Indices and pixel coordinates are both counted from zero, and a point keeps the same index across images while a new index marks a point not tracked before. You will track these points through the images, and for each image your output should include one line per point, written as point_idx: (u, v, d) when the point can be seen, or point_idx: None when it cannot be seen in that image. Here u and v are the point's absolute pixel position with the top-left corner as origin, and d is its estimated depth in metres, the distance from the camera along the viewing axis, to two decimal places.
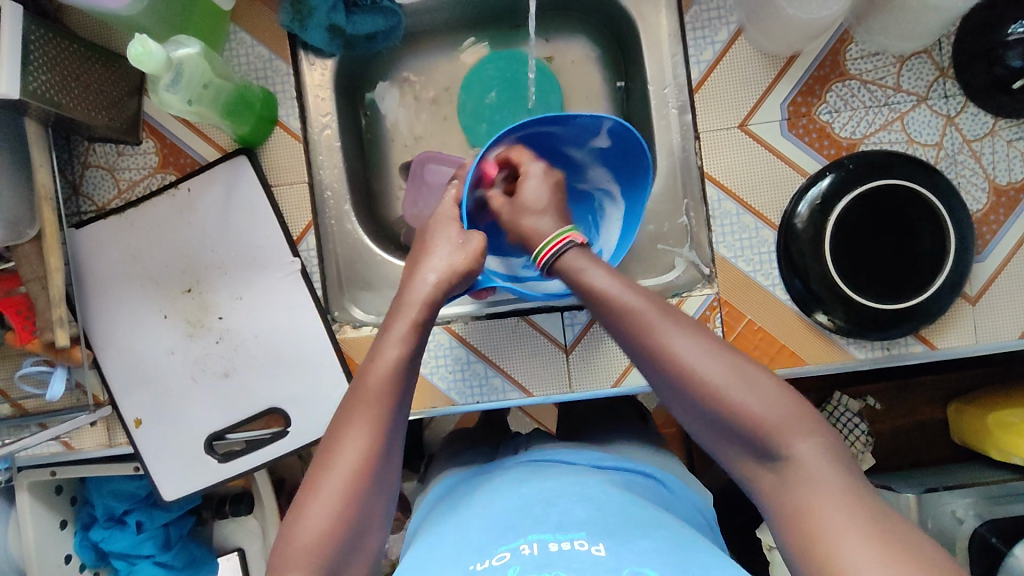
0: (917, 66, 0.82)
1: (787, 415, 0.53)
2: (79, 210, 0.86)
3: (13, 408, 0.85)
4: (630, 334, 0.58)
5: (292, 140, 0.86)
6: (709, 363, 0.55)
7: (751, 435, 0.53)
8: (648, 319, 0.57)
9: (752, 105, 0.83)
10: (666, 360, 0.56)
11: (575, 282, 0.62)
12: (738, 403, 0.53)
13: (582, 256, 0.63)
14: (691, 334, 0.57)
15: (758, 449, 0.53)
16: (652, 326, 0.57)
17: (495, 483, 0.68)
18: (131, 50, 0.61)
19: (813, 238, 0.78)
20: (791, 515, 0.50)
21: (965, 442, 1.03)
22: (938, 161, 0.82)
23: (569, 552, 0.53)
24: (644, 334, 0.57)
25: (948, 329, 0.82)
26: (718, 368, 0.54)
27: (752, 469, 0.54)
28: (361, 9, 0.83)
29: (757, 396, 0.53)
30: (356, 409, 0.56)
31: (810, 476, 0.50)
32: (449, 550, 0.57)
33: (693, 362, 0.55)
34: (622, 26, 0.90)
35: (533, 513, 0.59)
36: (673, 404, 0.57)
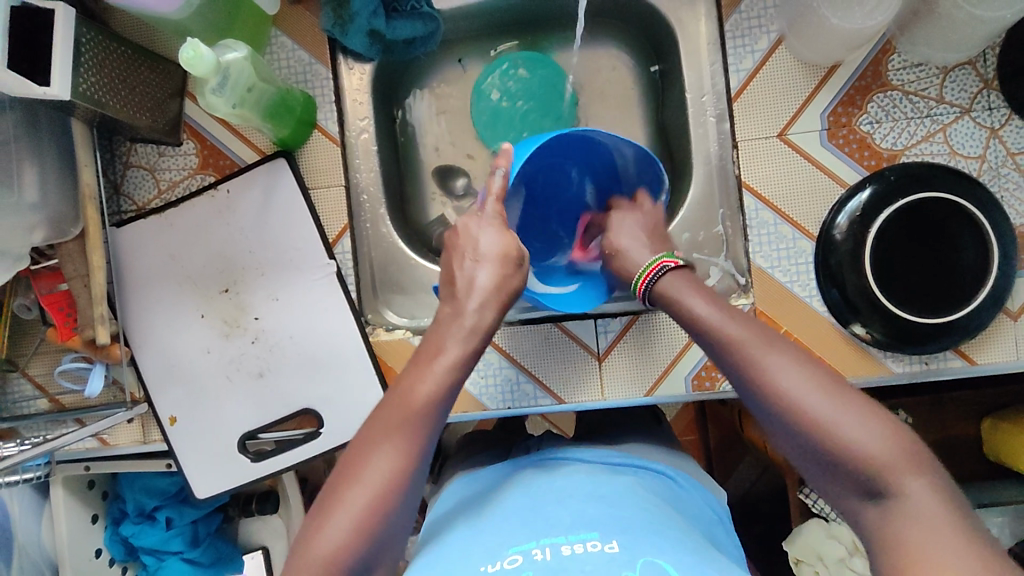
0: (961, 77, 0.81)
1: (890, 449, 0.51)
2: (120, 209, 0.87)
3: (51, 403, 0.87)
4: (732, 364, 0.59)
5: (330, 143, 0.87)
6: (808, 390, 0.54)
7: (858, 466, 0.51)
8: (752, 349, 0.58)
9: (792, 114, 0.82)
10: (769, 394, 0.55)
11: (674, 304, 0.66)
12: (845, 434, 0.52)
13: (675, 280, 0.68)
14: (793, 360, 0.57)
15: (866, 486, 0.51)
16: (757, 356, 0.57)
17: (519, 481, 0.68)
18: (182, 55, 0.62)
19: (852, 250, 0.77)
20: (890, 552, 0.49)
21: (1000, 459, 1.01)
22: (981, 173, 0.81)
23: (582, 554, 0.53)
24: (745, 362, 0.57)
25: (988, 345, 0.81)
26: (825, 403, 0.53)
27: (859, 508, 0.52)
28: (400, 14, 0.84)
29: (862, 429, 0.52)
30: (392, 416, 0.57)
31: (917, 519, 0.48)
32: (469, 549, 0.57)
33: (799, 395, 0.54)
34: (660, 34, 0.90)
35: (550, 514, 0.59)
36: (770, 426, 0.56)
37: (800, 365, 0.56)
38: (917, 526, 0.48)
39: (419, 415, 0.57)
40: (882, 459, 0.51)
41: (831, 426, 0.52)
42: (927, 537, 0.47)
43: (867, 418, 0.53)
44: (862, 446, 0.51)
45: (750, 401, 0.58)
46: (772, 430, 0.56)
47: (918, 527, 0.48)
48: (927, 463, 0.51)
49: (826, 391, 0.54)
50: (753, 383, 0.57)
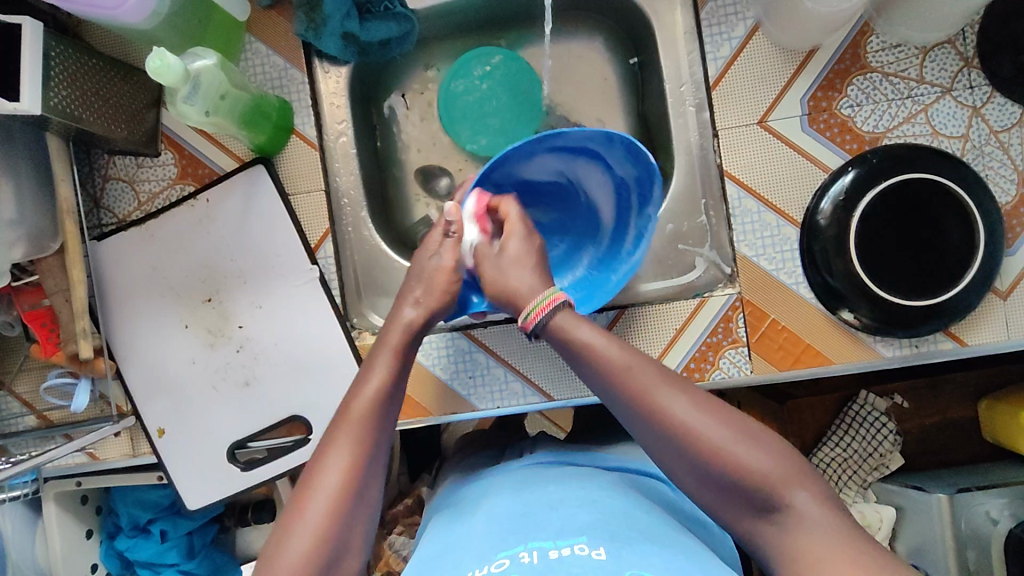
0: (941, 57, 0.80)
1: (782, 469, 0.53)
2: (101, 222, 0.87)
3: (39, 420, 0.87)
4: (622, 396, 0.57)
5: (307, 148, 0.86)
6: (706, 421, 0.54)
7: (758, 481, 0.52)
8: (646, 380, 0.56)
9: (771, 101, 0.82)
10: (666, 427, 0.54)
11: (562, 340, 0.60)
12: (743, 461, 0.53)
13: (570, 316, 0.61)
14: (684, 391, 0.56)
15: (760, 504, 0.53)
16: (647, 387, 0.56)
17: (503, 487, 0.67)
18: (149, 64, 0.62)
19: (837, 235, 0.77)
20: (789, 561, 0.51)
21: (998, 441, 1.00)
22: (964, 153, 0.80)
23: (570, 557, 0.51)
24: (638, 397, 0.56)
25: (979, 325, 0.80)
26: (715, 426, 0.54)
27: (759, 530, 0.53)
28: (374, 15, 0.84)
29: (758, 454, 0.53)
30: (348, 426, 0.57)
31: (814, 529, 0.51)
32: (451, 557, 0.56)
33: (692, 422, 0.54)
34: (637, 25, 0.90)
35: (534, 518, 0.58)
36: (660, 458, 0.56)
37: (688, 391, 0.56)
38: (813, 537, 0.50)
39: (374, 419, 0.58)
40: (777, 478, 0.53)
41: (726, 450, 0.53)
42: (825, 545, 0.49)
43: (764, 438, 0.55)
44: (760, 466, 0.53)
45: (641, 434, 0.57)
46: (661, 463, 0.56)
47: (814, 536, 0.50)
48: (808, 476, 0.54)
49: (718, 418, 0.55)
50: (647, 415, 0.55)
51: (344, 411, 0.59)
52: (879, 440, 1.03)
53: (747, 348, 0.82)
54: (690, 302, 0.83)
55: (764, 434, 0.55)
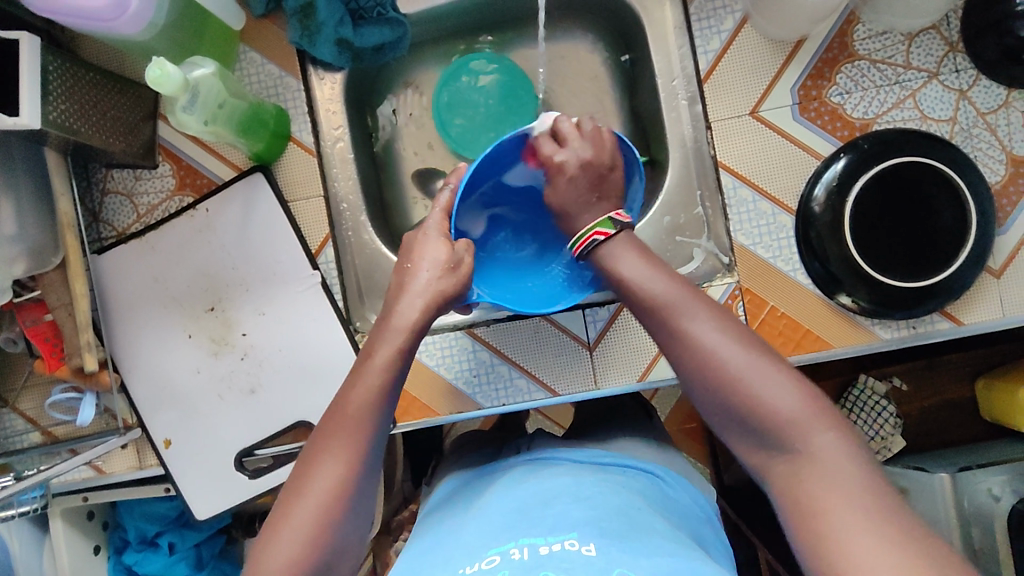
0: (926, 43, 0.82)
1: (803, 411, 0.53)
2: (100, 236, 0.87)
3: (44, 436, 0.87)
4: (656, 321, 0.61)
5: (306, 154, 0.87)
6: (732, 350, 0.57)
7: (785, 409, 0.54)
8: (676, 309, 0.60)
9: (762, 92, 0.83)
10: (691, 351, 0.58)
11: (607, 268, 0.66)
12: (762, 392, 0.54)
13: (615, 245, 0.66)
14: (716, 320, 0.59)
15: (778, 440, 0.53)
16: (676, 312, 0.60)
17: (503, 482, 0.68)
18: (149, 74, 0.62)
19: (831, 221, 0.78)
20: (799, 502, 0.51)
21: (997, 419, 1.01)
22: (953, 135, 0.81)
23: (559, 553, 0.52)
24: (669, 319, 0.60)
25: (974, 304, 0.81)
26: (740, 357, 0.56)
27: (770, 465, 0.54)
28: (367, 21, 0.86)
29: (782, 392, 0.54)
30: (339, 431, 0.57)
31: (827, 472, 0.51)
32: (444, 553, 0.57)
33: (718, 349, 0.57)
34: (627, 22, 0.91)
35: (528, 516, 0.59)
36: (691, 390, 0.59)
37: (719, 320, 0.59)
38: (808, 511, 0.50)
39: (364, 424, 0.57)
40: (798, 418, 0.53)
41: (746, 382, 0.55)
42: (829, 489, 0.50)
43: (786, 378, 0.55)
44: (780, 405, 0.54)
45: (672, 360, 0.61)
46: (690, 389, 0.59)
47: (825, 487, 0.50)
48: (833, 419, 0.54)
49: (746, 351, 0.57)
50: (678, 342, 0.59)
51: (331, 413, 0.59)
52: (878, 425, 1.04)
53: None
54: None
55: (789, 379, 0.55)
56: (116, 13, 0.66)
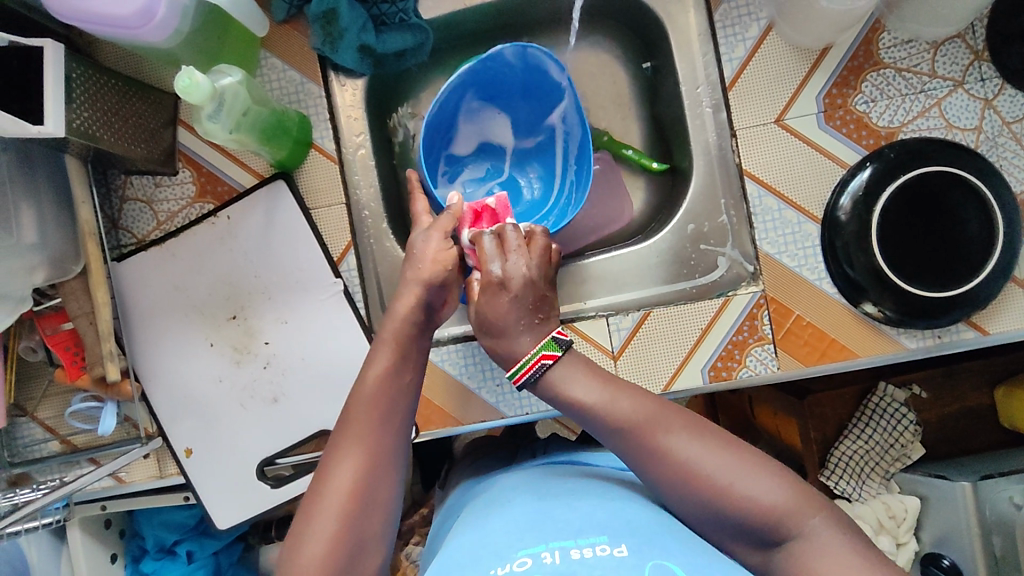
0: (952, 51, 0.81)
1: (795, 501, 0.55)
2: (119, 243, 0.86)
3: (63, 445, 0.86)
4: (630, 448, 0.60)
5: (328, 161, 0.86)
6: (712, 462, 0.57)
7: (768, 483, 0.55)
8: (650, 428, 0.59)
9: (787, 100, 0.83)
10: (672, 470, 0.57)
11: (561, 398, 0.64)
12: (754, 493, 0.55)
13: (568, 364, 0.65)
14: (688, 433, 0.59)
15: (779, 523, 0.54)
16: (646, 433, 0.59)
17: (521, 483, 0.69)
18: (178, 83, 0.61)
19: (857, 230, 0.78)
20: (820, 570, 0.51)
21: (1016, 427, 1.01)
22: (978, 144, 0.81)
23: (591, 558, 0.51)
24: (645, 443, 0.59)
25: (999, 313, 0.81)
26: (721, 464, 0.56)
27: (770, 559, 0.56)
28: (389, 27, 0.86)
29: (769, 486, 0.55)
30: (360, 428, 0.60)
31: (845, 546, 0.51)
32: (476, 549, 0.57)
33: (696, 462, 0.57)
34: (649, 28, 0.90)
35: (552, 519, 0.58)
36: (675, 502, 0.58)
37: (689, 431, 0.59)
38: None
39: (380, 421, 0.61)
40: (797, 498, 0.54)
41: (737, 488, 0.55)
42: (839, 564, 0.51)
43: (774, 472, 0.56)
44: (768, 498, 0.55)
45: (651, 480, 0.59)
46: (675, 503, 0.58)
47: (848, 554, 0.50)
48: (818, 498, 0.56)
49: (724, 454, 0.57)
50: (654, 462, 0.58)
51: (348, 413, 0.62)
52: (899, 430, 1.04)
53: (773, 344, 0.83)
54: (715, 301, 0.84)
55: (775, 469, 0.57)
56: (141, 20, 0.65)
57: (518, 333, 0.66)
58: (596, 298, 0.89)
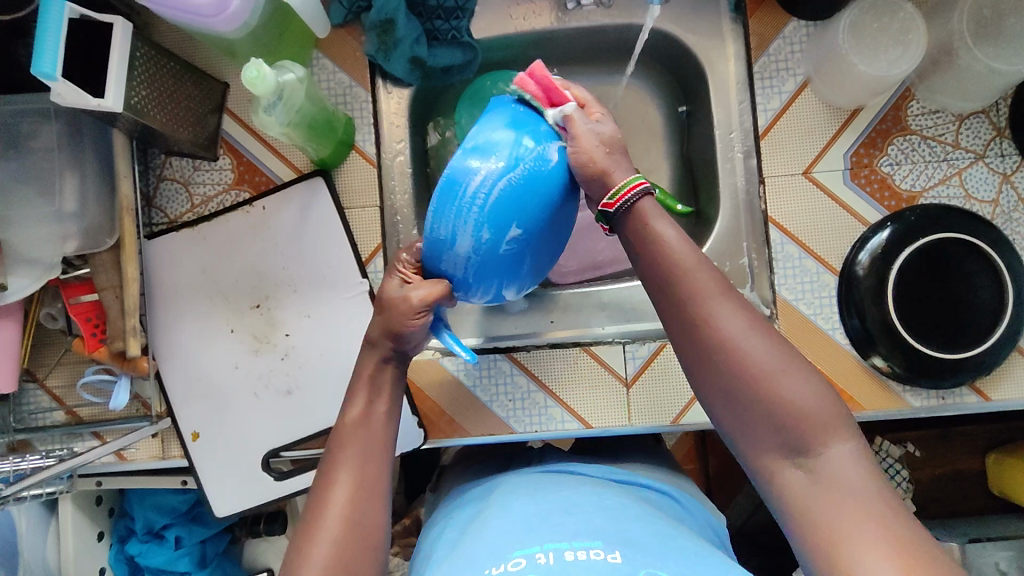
0: (975, 126, 0.85)
1: (827, 415, 0.53)
2: (151, 221, 0.87)
3: (68, 416, 0.86)
4: (675, 303, 0.57)
5: (367, 165, 0.88)
6: (759, 347, 0.54)
7: (789, 426, 0.53)
8: (702, 290, 0.56)
9: (816, 154, 0.86)
10: (711, 335, 0.55)
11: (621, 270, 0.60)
12: (785, 393, 0.53)
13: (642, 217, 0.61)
14: (739, 309, 0.56)
15: (793, 443, 0.53)
16: (699, 292, 0.56)
17: (520, 486, 0.72)
18: (246, 74, 0.64)
19: (875, 286, 0.81)
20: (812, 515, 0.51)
21: (1004, 494, 1.04)
22: (994, 217, 0.84)
23: (587, 560, 0.55)
24: (692, 299, 0.56)
25: (1002, 381, 0.84)
26: (766, 355, 0.54)
27: (780, 470, 0.54)
28: (441, 43, 0.88)
29: (802, 390, 0.53)
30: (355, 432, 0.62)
31: (843, 483, 0.51)
32: (470, 554, 0.59)
33: (737, 338, 0.54)
34: (690, 71, 0.94)
35: (548, 522, 0.61)
36: (699, 371, 0.56)
37: (744, 309, 0.55)
38: (839, 491, 0.51)
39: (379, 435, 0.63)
40: (815, 418, 0.53)
41: (773, 381, 0.53)
42: None
43: (815, 380, 0.54)
44: (799, 399, 0.53)
45: (683, 340, 0.57)
46: (703, 372, 0.56)
47: None
48: None
49: (769, 340, 0.55)
50: (694, 321, 0.56)
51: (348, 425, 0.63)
52: (892, 487, 1.06)
53: None
54: None
55: (817, 378, 0.55)
56: (216, 11, 0.67)
57: (612, 165, 0.61)
58: (613, 324, 0.90)
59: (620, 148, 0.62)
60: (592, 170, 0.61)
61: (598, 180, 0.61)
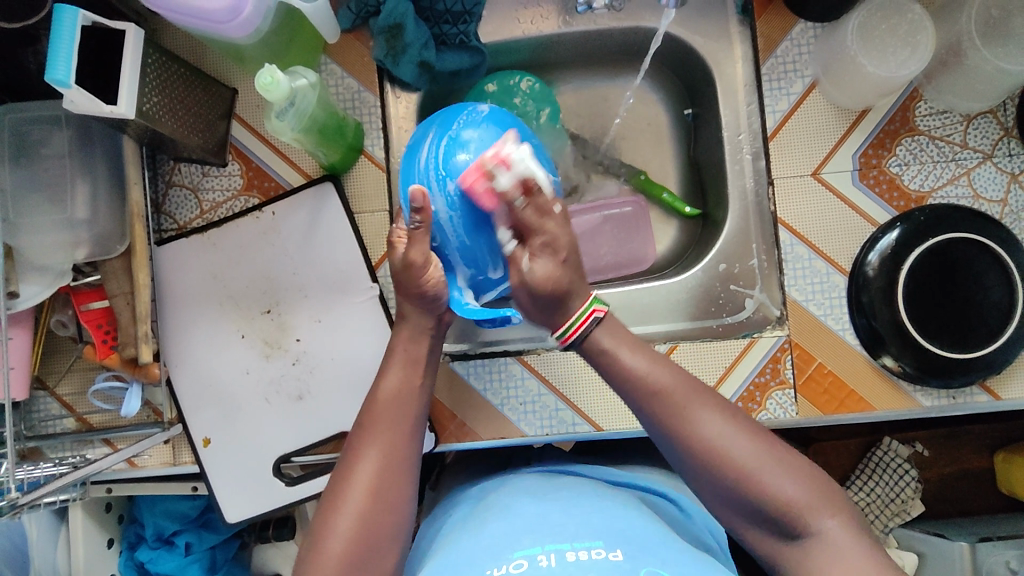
0: (983, 125, 0.85)
1: (813, 496, 0.58)
2: (161, 227, 0.87)
3: (78, 423, 0.86)
4: (661, 417, 0.62)
5: (376, 170, 0.88)
6: (738, 443, 0.60)
7: (780, 514, 0.58)
8: (680, 399, 0.62)
9: (825, 154, 0.86)
10: (694, 444, 0.60)
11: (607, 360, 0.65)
12: (771, 486, 0.58)
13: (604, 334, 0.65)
14: (717, 412, 0.62)
15: (785, 529, 0.58)
16: (679, 404, 0.62)
17: (521, 487, 0.72)
18: (260, 80, 0.64)
19: (884, 286, 0.81)
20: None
21: (1014, 492, 1.04)
22: (1003, 216, 0.85)
23: (588, 559, 0.55)
24: (674, 415, 0.61)
25: (1013, 380, 0.84)
26: (749, 452, 0.59)
27: (774, 550, 0.60)
28: (449, 47, 0.88)
29: (783, 480, 0.58)
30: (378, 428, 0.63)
31: (835, 551, 0.56)
32: (476, 552, 0.59)
33: (720, 441, 0.60)
34: (697, 74, 0.94)
35: (547, 524, 0.62)
36: (689, 473, 0.61)
37: (720, 409, 0.61)
38: (835, 560, 0.55)
39: (399, 425, 0.63)
40: (800, 505, 0.57)
41: (758, 476, 0.58)
42: None
43: (797, 467, 0.59)
44: (783, 492, 0.58)
45: (672, 447, 0.62)
46: (693, 477, 0.61)
47: None
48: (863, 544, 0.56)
49: (747, 436, 0.60)
50: (678, 430, 0.61)
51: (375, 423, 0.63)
52: (900, 487, 1.06)
53: (794, 389, 0.85)
54: (740, 341, 0.86)
55: (796, 462, 0.60)
56: (229, 17, 0.68)
57: (574, 290, 0.65)
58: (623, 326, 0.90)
59: (574, 270, 0.65)
60: (550, 289, 0.64)
61: (556, 306, 0.64)
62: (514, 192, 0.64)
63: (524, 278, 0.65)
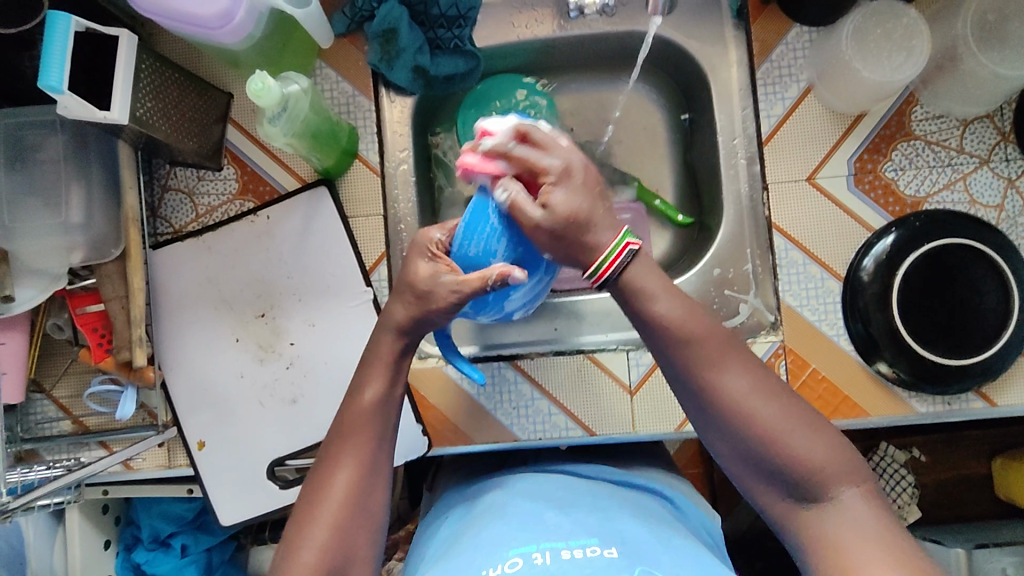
0: (980, 130, 0.85)
1: (834, 464, 0.57)
2: (156, 231, 0.87)
3: (74, 426, 0.87)
4: (686, 370, 0.61)
5: (370, 174, 0.88)
6: (764, 403, 0.58)
7: (800, 478, 0.57)
8: (708, 351, 0.60)
9: (820, 159, 0.86)
10: (719, 397, 0.59)
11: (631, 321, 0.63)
12: (793, 447, 0.57)
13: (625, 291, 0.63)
14: (745, 370, 0.60)
15: (802, 494, 0.57)
16: (708, 358, 0.60)
17: (519, 486, 0.73)
18: (251, 86, 0.64)
19: (879, 292, 0.81)
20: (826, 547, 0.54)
21: (1011, 498, 1.03)
22: (999, 222, 0.84)
23: (582, 558, 0.55)
24: (701, 369, 0.60)
25: (1009, 387, 0.83)
26: (773, 413, 0.58)
27: (790, 515, 0.58)
28: (444, 52, 0.88)
29: (810, 443, 0.57)
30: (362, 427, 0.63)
31: (851, 521, 0.54)
32: (469, 554, 0.59)
33: (745, 399, 0.59)
34: (692, 78, 0.94)
35: (544, 522, 0.62)
36: (709, 426, 0.61)
37: (749, 369, 0.60)
38: (846, 527, 0.54)
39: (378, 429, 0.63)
40: (824, 469, 0.56)
41: (781, 436, 0.57)
42: None
43: (822, 434, 0.58)
44: (808, 455, 0.57)
45: (696, 401, 0.61)
46: (713, 431, 0.61)
47: None
48: None
49: (769, 396, 0.59)
50: (702, 385, 0.60)
51: (351, 422, 0.63)
52: (896, 492, 1.05)
53: None
54: None
55: (823, 427, 0.59)
56: (221, 23, 0.68)
57: (598, 217, 0.60)
58: (617, 331, 0.90)
59: (597, 194, 0.60)
60: (571, 228, 0.59)
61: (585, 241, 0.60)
62: (508, 140, 0.59)
63: (544, 216, 0.59)
